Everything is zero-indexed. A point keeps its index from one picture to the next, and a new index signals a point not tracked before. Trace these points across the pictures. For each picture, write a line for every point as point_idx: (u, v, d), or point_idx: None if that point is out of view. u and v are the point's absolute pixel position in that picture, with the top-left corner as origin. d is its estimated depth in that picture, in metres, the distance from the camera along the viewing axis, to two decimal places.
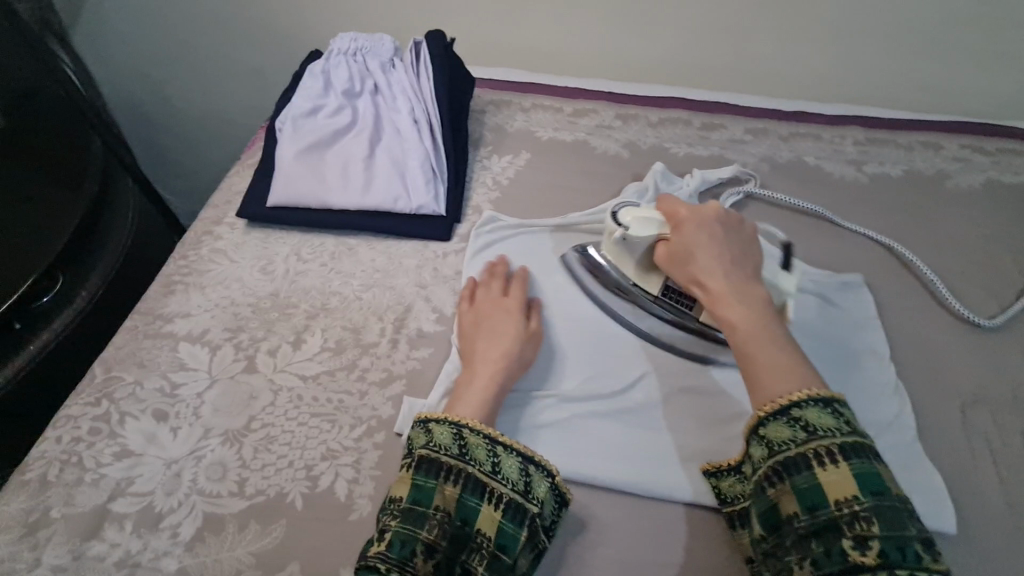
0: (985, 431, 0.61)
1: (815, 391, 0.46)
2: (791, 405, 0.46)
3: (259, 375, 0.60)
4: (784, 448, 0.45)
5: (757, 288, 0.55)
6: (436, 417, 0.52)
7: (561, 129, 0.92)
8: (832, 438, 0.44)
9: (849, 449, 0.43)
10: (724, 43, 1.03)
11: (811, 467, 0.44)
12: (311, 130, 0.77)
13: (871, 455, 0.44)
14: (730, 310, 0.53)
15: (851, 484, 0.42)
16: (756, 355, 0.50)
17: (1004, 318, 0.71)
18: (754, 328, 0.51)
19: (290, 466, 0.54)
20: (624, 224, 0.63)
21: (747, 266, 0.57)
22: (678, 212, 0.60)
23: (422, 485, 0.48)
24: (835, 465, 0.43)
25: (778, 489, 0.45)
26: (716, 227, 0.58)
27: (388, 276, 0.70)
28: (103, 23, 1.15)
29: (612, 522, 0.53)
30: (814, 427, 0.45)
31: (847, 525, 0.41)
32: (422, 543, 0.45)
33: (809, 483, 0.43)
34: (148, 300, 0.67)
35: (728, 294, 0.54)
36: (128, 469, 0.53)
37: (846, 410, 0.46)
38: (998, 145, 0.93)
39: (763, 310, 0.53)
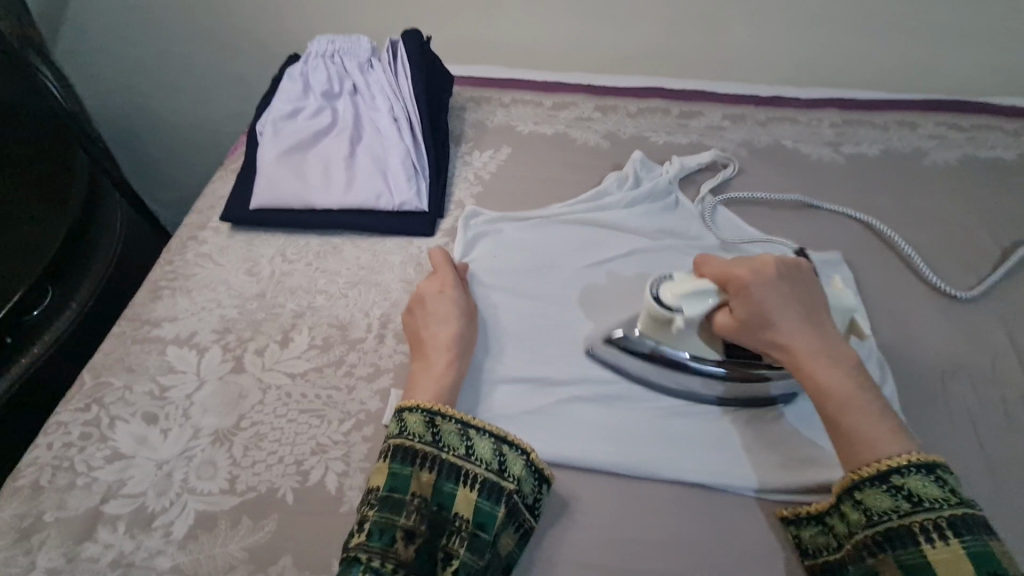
0: (965, 399, 0.62)
1: (917, 456, 0.47)
2: (890, 472, 0.46)
3: (247, 374, 0.61)
4: (885, 519, 0.46)
5: (837, 345, 0.53)
6: (409, 406, 0.54)
7: (541, 123, 0.93)
8: (940, 512, 0.44)
9: (959, 524, 0.44)
10: (699, 32, 1.05)
11: (919, 544, 0.44)
12: (291, 132, 0.78)
13: (983, 531, 0.43)
14: (823, 377, 0.51)
15: (964, 565, 0.42)
16: (865, 429, 0.48)
17: (981, 289, 0.72)
18: (853, 395, 0.50)
19: (280, 462, 0.55)
20: (674, 306, 0.55)
21: (817, 321, 0.53)
22: (736, 274, 0.54)
23: (398, 473, 0.50)
24: (945, 542, 0.43)
25: (881, 562, 0.45)
26: (782, 286, 0.54)
27: (373, 273, 0.71)
28: (83, 36, 1.15)
29: (601, 503, 0.54)
30: (919, 498, 0.45)
31: None
32: (401, 529, 0.48)
33: (917, 559, 0.44)
34: (135, 306, 0.67)
35: (817, 359, 0.51)
36: (119, 472, 0.54)
37: (949, 477, 0.46)
38: (972, 121, 0.94)
39: (851, 371, 0.51)
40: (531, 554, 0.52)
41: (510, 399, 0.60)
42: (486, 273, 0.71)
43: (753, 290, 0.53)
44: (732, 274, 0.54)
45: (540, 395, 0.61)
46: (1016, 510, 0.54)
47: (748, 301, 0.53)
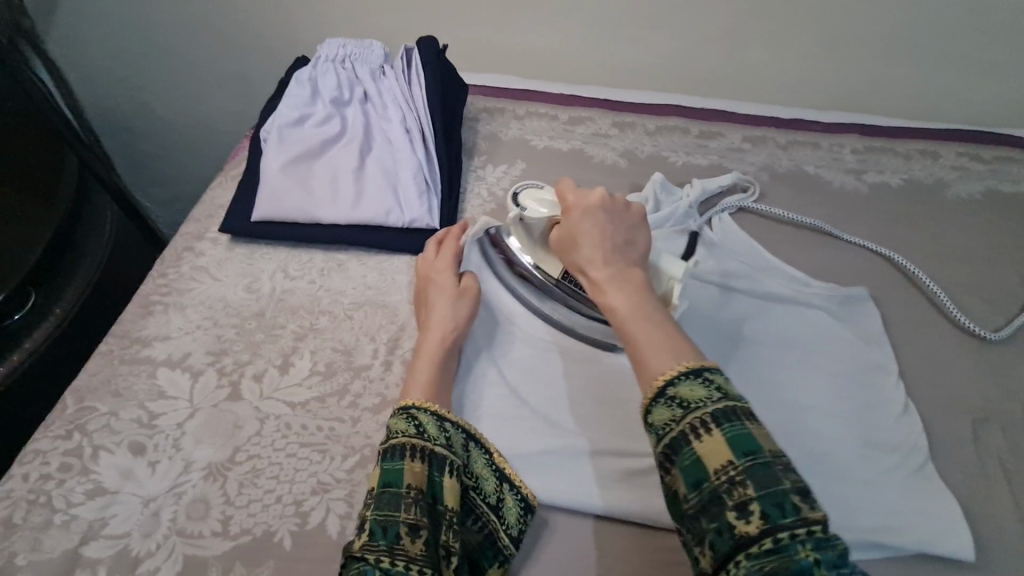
0: (997, 448, 0.60)
1: (688, 364, 0.45)
2: (665, 385, 0.44)
3: (244, 403, 0.57)
4: (667, 429, 0.44)
5: (635, 272, 0.53)
6: (393, 410, 0.50)
7: (557, 138, 0.90)
8: (704, 408, 0.43)
9: (719, 415, 0.42)
10: (719, 49, 1.02)
11: (690, 442, 0.42)
12: (298, 140, 0.74)
13: (742, 417, 0.43)
14: (613, 297, 0.51)
15: (724, 450, 0.41)
16: (640, 338, 0.48)
17: (1009, 330, 0.70)
18: (638, 313, 0.50)
19: (278, 502, 0.51)
20: (522, 206, 0.63)
21: (628, 251, 0.55)
22: (565, 199, 0.58)
23: (390, 469, 0.45)
24: (708, 434, 0.42)
25: (671, 476, 0.43)
26: (602, 214, 0.56)
27: (380, 294, 0.67)
28: (77, 24, 1.09)
29: (618, 554, 0.51)
30: (687, 401, 0.43)
31: (727, 494, 0.40)
32: (404, 524, 0.42)
33: (689, 459, 0.42)
34: (124, 322, 0.63)
35: (615, 281, 0.52)
36: (101, 509, 0.49)
37: (718, 377, 0.45)
38: (995, 153, 0.93)
39: (642, 294, 0.51)
40: None
41: (518, 435, 0.56)
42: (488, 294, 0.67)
43: (569, 209, 0.57)
44: (565, 197, 0.59)
45: (548, 433, 0.57)
46: None
47: (568, 223, 0.57)
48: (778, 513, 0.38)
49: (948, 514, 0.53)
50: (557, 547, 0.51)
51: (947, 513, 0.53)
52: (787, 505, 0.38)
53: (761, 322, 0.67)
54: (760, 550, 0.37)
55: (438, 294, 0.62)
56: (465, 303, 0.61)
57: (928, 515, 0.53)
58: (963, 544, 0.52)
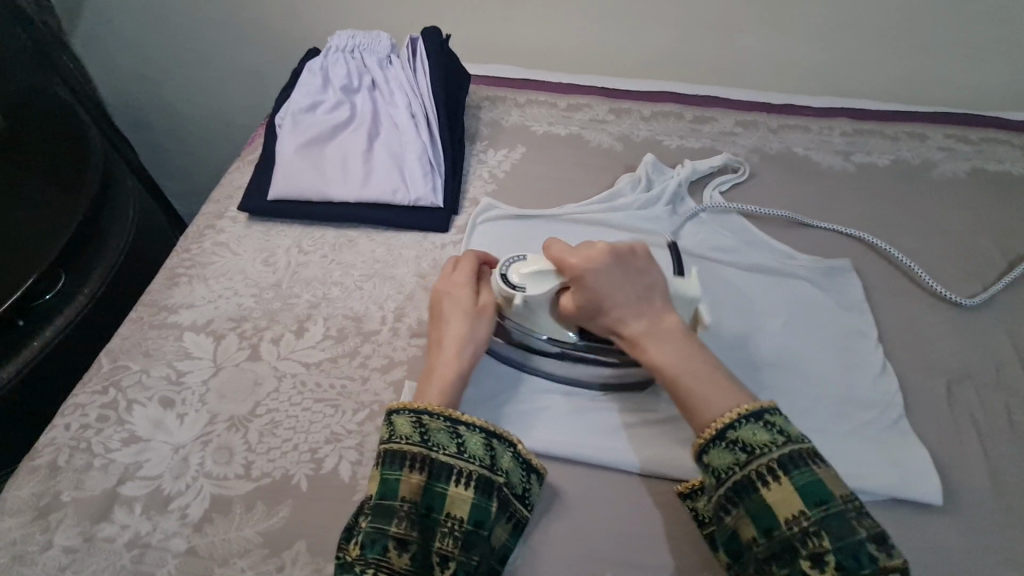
0: (970, 406, 0.63)
1: (748, 408, 0.49)
2: (726, 428, 0.48)
3: (263, 363, 0.62)
4: (730, 474, 0.47)
5: (668, 320, 0.54)
6: (397, 409, 0.52)
7: (555, 124, 0.94)
8: (770, 455, 0.46)
9: (788, 463, 0.46)
10: (713, 38, 1.06)
11: (759, 490, 0.46)
12: (311, 125, 0.79)
13: (809, 461, 0.46)
14: (654, 353, 0.52)
15: (796, 501, 0.45)
16: (697, 393, 0.50)
17: (984, 296, 0.73)
18: (685, 365, 0.51)
19: (295, 449, 0.56)
20: (517, 285, 0.57)
21: (652, 299, 0.55)
22: (567, 261, 0.55)
23: (387, 479, 0.48)
24: (778, 483, 0.45)
25: (734, 516, 0.47)
26: (614, 269, 0.55)
27: (388, 267, 0.72)
28: (102, 21, 1.15)
29: (608, 500, 0.55)
30: (751, 447, 0.47)
31: (801, 543, 0.44)
32: (392, 538, 0.46)
33: (759, 506, 0.46)
34: (152, 292, 0.68)
35: (651, 337, 0.53)
36: (136, 454, 0.55)
37: (776, 417, 0.48)
38: (982, 134, 0.95)
39: (683, 342, 0.53)
40: (542, 547, 0.52)
41: (493, 386, 0.61)
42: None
43: (581, 273, 0.54)
44: (564, 259, 0.56)
45: (540, 393, 0.61)
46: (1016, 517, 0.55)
47: (580, 285, 0.55)
48: (854, 564, 0.42)
49: (916, 465, 0.57)
50: (551, 492, 0.55)
51: (916, 461, 0.57)
52: (862, 555, 0.43)
53: (738, 289, 0.71)
54: None
55: (455, 310, 0.59)
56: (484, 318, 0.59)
57: (895, 464, 0.57)
58: (932, 491, 0.55)
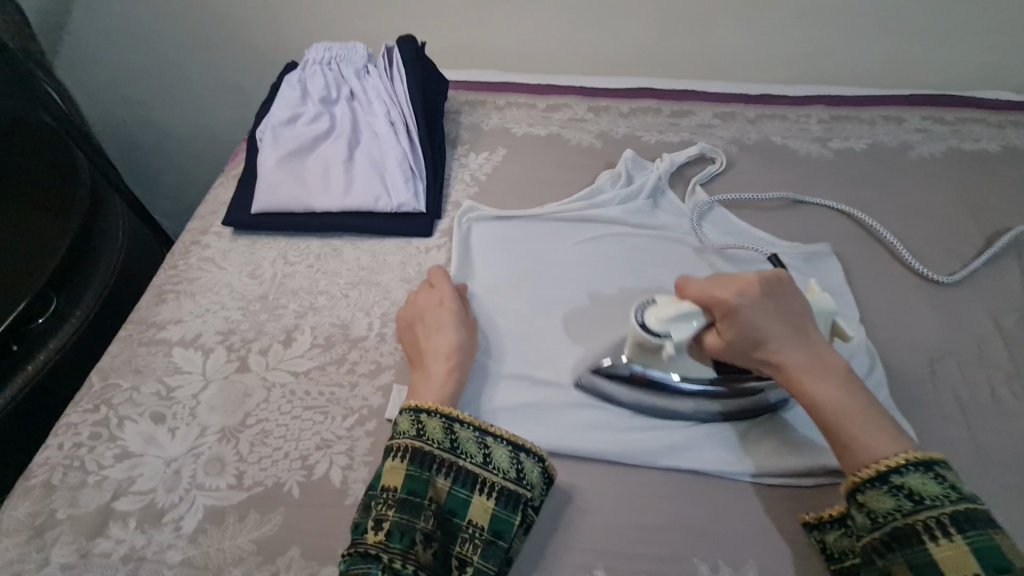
0: (952, 383, 0.64)
1: (915, 454, 0.47)
2: (890, 472, 0.46)
3: (252, 374, 0.62)
4: (890, 519, 0.45)
5: (824, 355, 0.53)
6: (428, 409, 0.53)
7: (535, 125, 0.95)
8: (942, 509, 0.44)
9: (963, 520, 0.43)
10: (688, 34, 1.07)
11: (924, 543, 0.43)
12: (290, 137, 0.80)
13: (987, 526, 0.43)
14: (816, 392, 0.51)
15: (970, 561, 0.42)
16: (862, 436, 0.49)
17: (963, 274, 0.74)
18: (848, 407, 0.50)
19: (286, 457, 0.56)
20: (664, 333, 0.54)
21: (803, 333, 0.53)
22: (717, 293, 0.53)
23: (416, 476, 0.50)
24: (950, 539, 0.43)
25: (890, 562, 0.45)
26: (768, 302, 0.53)
27: (373, 273, 0.73)
28: (85, 46, 1.16)
29: (601, 493, 0.55)
30: (919, 496, 0.45)
31: None
32: (421, 532, 0.48)
33: (922, 559, 0.43)
34: (141, 309, 0.69)
35: (809, 375, 0.52)
36: (128, 470, 0.55)
37: (946, 471, 0.46)
38: (958, 114, 0.96)
39: (843, 381, 0.51)
40: (532, 543, 0.53)
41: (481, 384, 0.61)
42: (465, 267, 0.72)
43: (736, 310, 0.52)
44: (713, 295, 0.53)
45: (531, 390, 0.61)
46: (999, 490, 0.56)
47: (735, 322, 0.52)
48: None
49: None
50: None
51: None
52: None
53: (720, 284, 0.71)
54: None
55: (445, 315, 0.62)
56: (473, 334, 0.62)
57: None
58: None
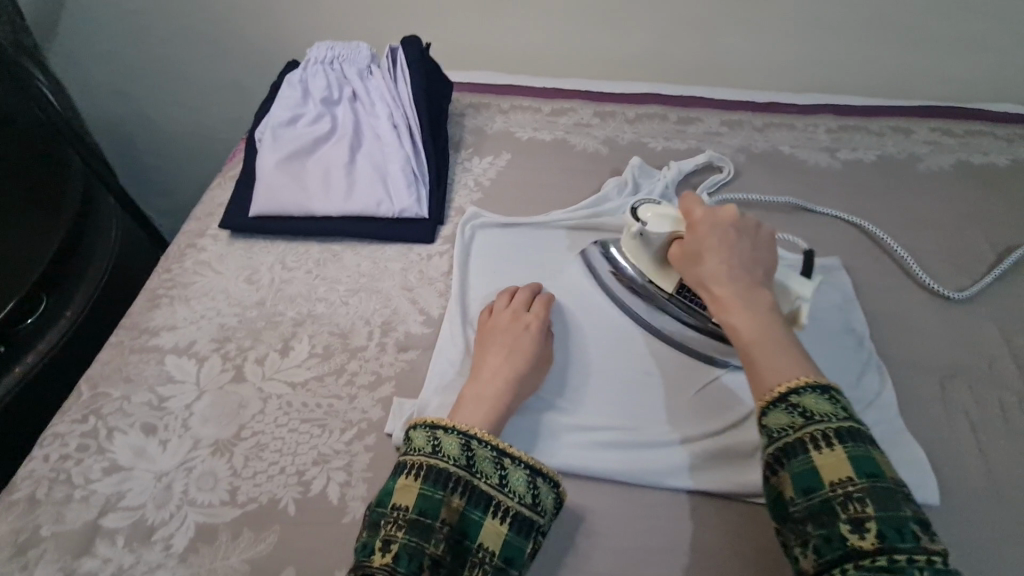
0: (963, 402, 0.63)
1: (813, 381, 0.47)
2: (787, 393, 0.46)
3: (247, 384, 0.60)
4: (782, 434, 0.46)
5: (760, 291, 0.54)
6: (443, 425, 0.51)
7: (540, 129, 0.93)
8: (827, 424, 0.45)
9: (844, 433, 0.44)
10: (695, 39, 1.05)
11: (808, 452, 0.44)
12: (290, 138, 0.78)
13: (864, 440, 0.45)
14: (736, 316, 0.52)
15: (845, 466, 0.43)
16: (767, 357, 0.49)
17: (973, 290, 0.73)
18: (764, 334, 0.50)
19: (281, 473, 0.54)
20: (642, 219, 0.62)
21: (755, 270, 0.55)
22: (691, 213, 0.59)
23: (429, 496, 0.47)
24: (831, 448, 0.44)
25: (779, 477, 0.45)
26: (731, 230, 0.56)
27: (374, 280, 0.71)
28: (79, 38, 1.14)
29: (607, 513, 0.54)
30: (811, 413, 0.45)
31: (841, 507, 0.42)
32: (429, 557, 0.45)
33: (805, 468, 0.44)
34: (132, 314, 0.66)
35: (738, 301, 0.53)
36: (117, 484, 0.53)
37: (840, 396, 0.47)
38: (966, 127, 0.95)
39: (767, 314, 0.52)
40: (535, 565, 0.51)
41: None
42: (468, 276, 0.71)
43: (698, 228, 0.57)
44: (690, 211, 0.59)
45: (533, 408, 0.59)
46: (1013, 515, 0.55)
47: (691, 237, 0.57)
48: (896, 538, 0.40)
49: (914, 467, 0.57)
50: None
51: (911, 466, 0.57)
52: (906, 531, 0.40)
53: None
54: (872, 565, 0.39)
55: (527, 347, 0.59)
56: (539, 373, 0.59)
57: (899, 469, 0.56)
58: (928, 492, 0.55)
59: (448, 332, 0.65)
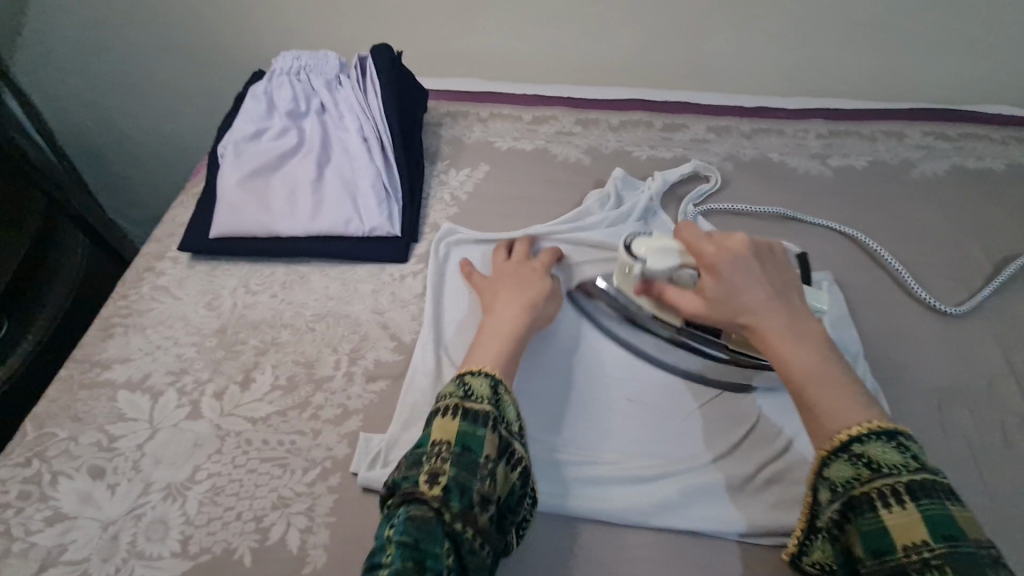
0: (963, 426, 0.60)
1: (877, 424, 0.41)
2: (850, 440, 0.41)
3: (204, 421, 0.57)
4: (847, 488, 0.40)
5: (803, 322, 0.49)
6: (470, 371, 0.50)
7: (520, 138, 0.90)
8: (897, 476, 0.39)
9: (917, 488, 0.38)
10: (681, 43, 1.02)
11: (876, 509, 0.38)
12: (254, 154, 0.74)
13: (943, 495, 0.38)
14: (788, 353, 0.47)
15: (919, 527, 0.37)
16: (826, 401, 0.44)
17: (971, 304, 0.70)
18: (818, 372, 0.45)
19: (238, 519, 0.51)
20: (640, 257, 0.57)
21: (789, 299, 0.51)
22: (700, 245, 0.53)
23: (471, 432, 0.45)
24: (902, 506, 0.38)
25: (849, 535, 0.40)
26: (753, 260, 0.52)
27: (342, 304, 0.67)
28: (42, 48, 1.09)
29: (587, 556, 0.50)
30: (878, 463, 0.40)
31: (918, 575, 0.35)
32: (478, 491, 0.42)
33: (874, 526, 0.38)
34: (85, 345, 0.63)
35: (784, 337, 0.48)
36: (60, 535, 0.49)
37: (913, 443, 0.41)
38: (960, 130, 0.92)
39: (818, 348, 0.47)
40: None
41: None
42: (443, 298, 0.67)
43: (715, 262, 0.51)
44: (698, 246, 0.53)
45: None
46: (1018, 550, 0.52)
47: (712, 272, 0.51)
48: None
49: None
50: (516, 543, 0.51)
51: None
52: None
53: None
54: None
55: (530, 284, 0.62)
56: (549, 306, 0.61)
57: None
58: None
59: (420, 360, 0.61)
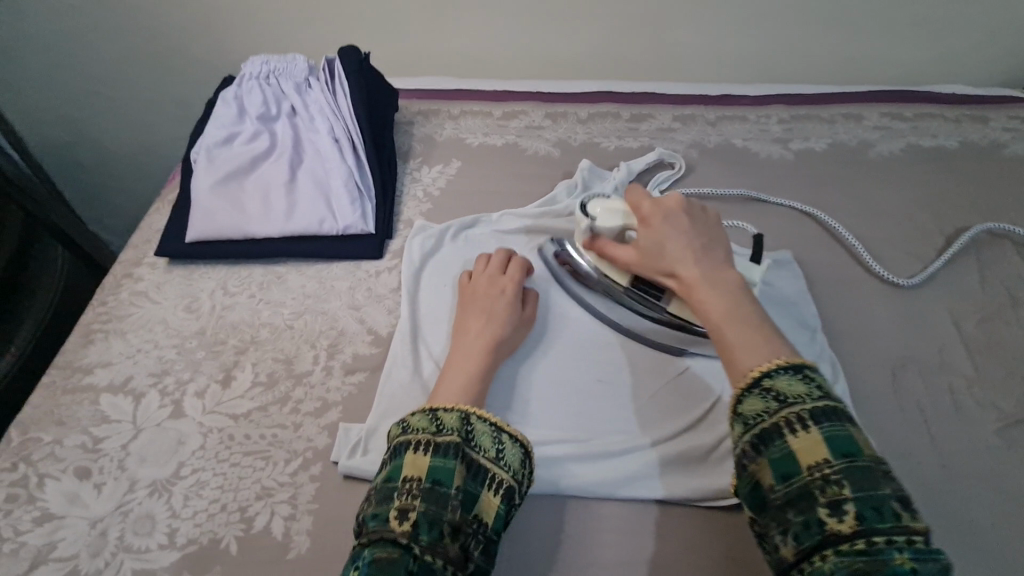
0: (915, 390, 0.63)
1: (785, 359, 0.45)
2: (760, 376, 0.44)
3: (187, 419, 0.58)
4: (759, 420, 0.43)
5: (726, 272, 0.52)
6: (445, 406, 0.49)
7: (491, 134, 0.92)
8: (803, 405, 0.42)
9: (819, 413, 0.42)
10: (646, 36, 1.05)
11: (784, 436, 0.42)
12: (227, 158, 0.75)
13: (841, 418, 0.42)
14: (704, 298, 0.51)
15: (820, 449, 0.40)
16: (737, 337, 0.48)
17: (923, 276, 0.74)
18: (732, 313, 0.49)
19: (223, 510, 0.52)
20: (591, 215, 0.61)
21: (717, 252, 0.54)
22: (640, 205, 0.58)
23: (442, 464, 0.44)
24: (806, 431, 0.41)
25: (756, 465, 0.43)
26: (682, 218, 0.56)
27: (320, 301, 0.69)
28: (12, 64, 1.09)
29: (562, 529, 0.52)
30: (785, 396, 0.43)
31: (819, 491, 0.39)
32: (449, 523, 0.42)
33: (783, 452, 0.41)
34: (66, 352, 0.64)
35: (704, 285, 0.51)
36: (49, 535, 0.51)
37: (816, 375, 0.45)
38: (916, 110, 0.96)
39: (737, 295, 0.51)
40: None
41: None
42: (418, 292, 0.68)
43: (649, 219, 0.56)
44: (638, 206, 0.58)
45: None
46: (966, 502, 0.55)
47: (647, 228, 0.56)
48: (875, 517, 0.37)
49: None
50: None
51: None
52: (886, 510, 0.37)
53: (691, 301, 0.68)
54: (851, 549, 0.36)
55: (497, 307, 0.62)
56: (518, 333, 0.62)
57: None
58: None
59: (397, 352, 0.62)
